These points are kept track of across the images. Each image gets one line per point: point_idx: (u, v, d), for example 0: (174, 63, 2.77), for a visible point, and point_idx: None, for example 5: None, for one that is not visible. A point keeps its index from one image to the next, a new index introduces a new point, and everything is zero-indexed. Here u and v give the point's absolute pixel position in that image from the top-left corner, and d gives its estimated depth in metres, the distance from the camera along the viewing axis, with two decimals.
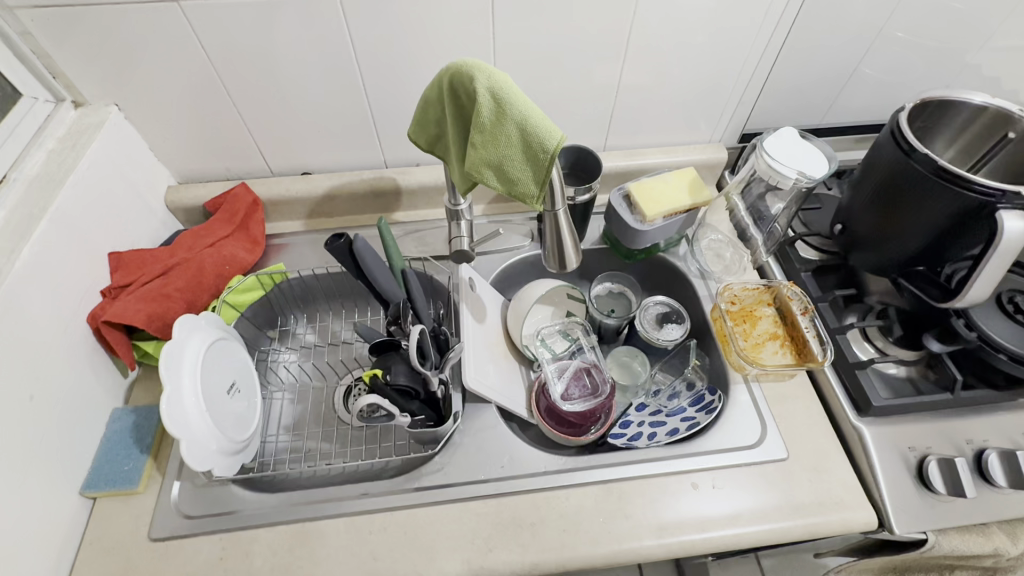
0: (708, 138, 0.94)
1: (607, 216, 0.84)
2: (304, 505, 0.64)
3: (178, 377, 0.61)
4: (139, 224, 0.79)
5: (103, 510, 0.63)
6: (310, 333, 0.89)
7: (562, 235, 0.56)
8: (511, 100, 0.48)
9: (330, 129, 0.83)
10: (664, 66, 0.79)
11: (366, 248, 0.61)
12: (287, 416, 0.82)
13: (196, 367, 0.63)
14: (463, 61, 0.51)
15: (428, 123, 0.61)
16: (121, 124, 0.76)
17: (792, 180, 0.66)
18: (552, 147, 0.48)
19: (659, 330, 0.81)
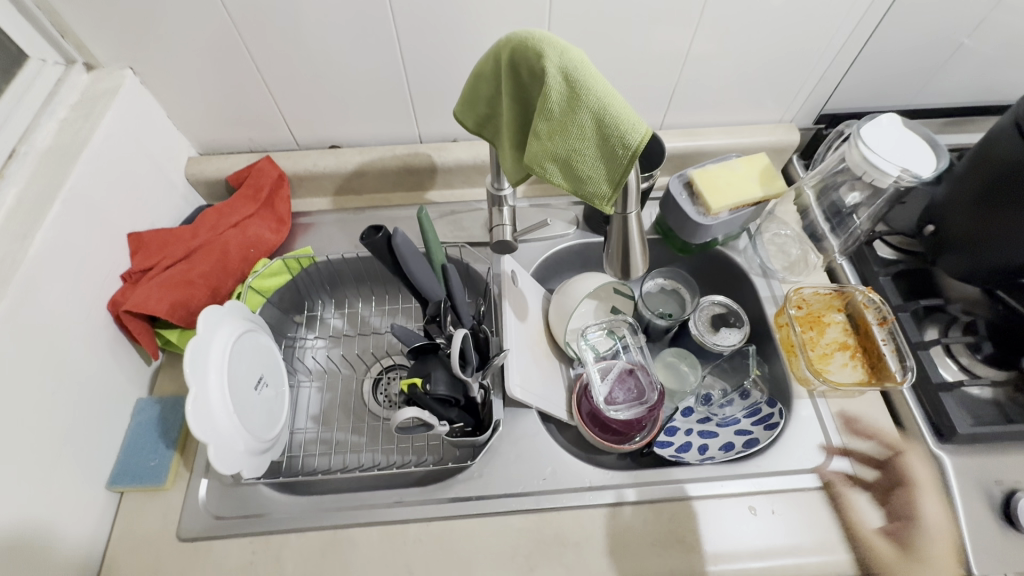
0: (777, 118, 0.84)
1: (662, 204, 0.76)
2: (336, 511, 0.61)
3: (204, 374, 0.56)
4: (160, 200, 0.73)
5: (131, 506, 0.61)
6: (338, 319, 0.85)
7: (630, 241, 0.49)
8: (587, 83, 0.40)
9: (361, 99, 0.75)
10: (741, 34, 0.69)
11: (406, 243, 0.55)
12: (315, 405, 0.78)
13: (223, 363, 0.58)
14: (529, 33, 0.43)
15: (478, 102, 0.53)
16: (137, 89, 0.69)
17: (894, 178, 0.57)
18: (634, 143, 0.40)
19: (714, 334, 0.74)
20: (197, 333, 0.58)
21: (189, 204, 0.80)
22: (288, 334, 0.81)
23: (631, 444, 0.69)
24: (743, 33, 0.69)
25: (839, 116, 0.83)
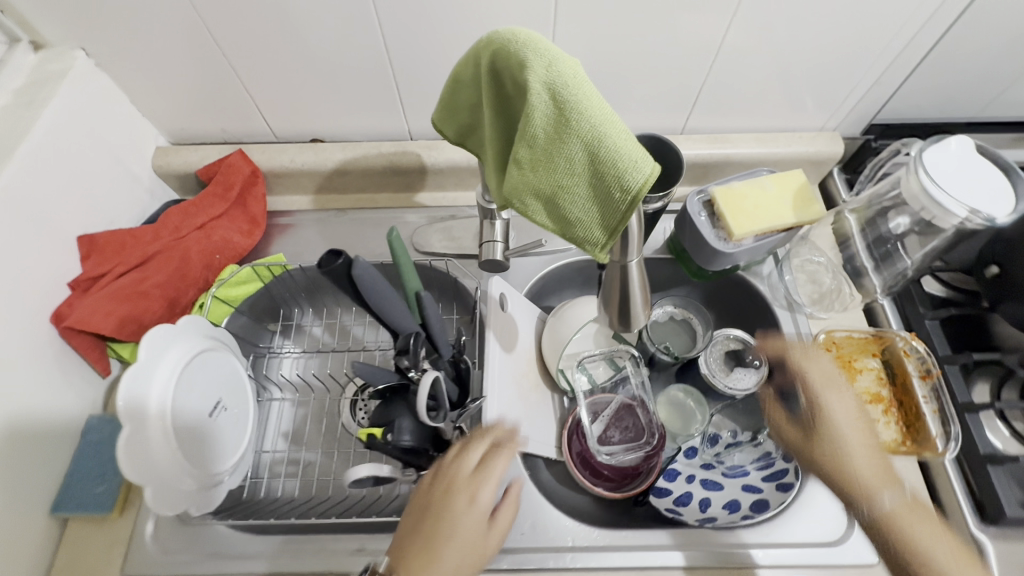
0: (818, 125, 0.73)
1: (677, 223, 0.66)
2: (293, 556, 0.56)
3: (143, 406, 0.50)
4: (121, 196, 0.67)
5: (74, 536, 0.57)
6: (317, 327, 0.78)
7: (631, 293, 0.41)
8: (580, 105, 0.31)
9: (342, 90, 0.67)
10: (785, 28, 0.59)
11: (369, 271, 0.47)
12: (286, 421, 0.72)
13: (167, 393, 0.52)
14: (513, 33, 0.34)
15: (459, 110, 0.44)
16: (91, 73, 0.62)
17: (960, 218, 0.47)
18: (637, 185, 0.31)
19: (728, 375, 0.67)
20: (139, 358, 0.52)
21: (157, 198, 0.73)
22: (262, 343, 0.75)
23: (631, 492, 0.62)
24: (785, 27, 0.59)
25: (891, 125, 0.72)
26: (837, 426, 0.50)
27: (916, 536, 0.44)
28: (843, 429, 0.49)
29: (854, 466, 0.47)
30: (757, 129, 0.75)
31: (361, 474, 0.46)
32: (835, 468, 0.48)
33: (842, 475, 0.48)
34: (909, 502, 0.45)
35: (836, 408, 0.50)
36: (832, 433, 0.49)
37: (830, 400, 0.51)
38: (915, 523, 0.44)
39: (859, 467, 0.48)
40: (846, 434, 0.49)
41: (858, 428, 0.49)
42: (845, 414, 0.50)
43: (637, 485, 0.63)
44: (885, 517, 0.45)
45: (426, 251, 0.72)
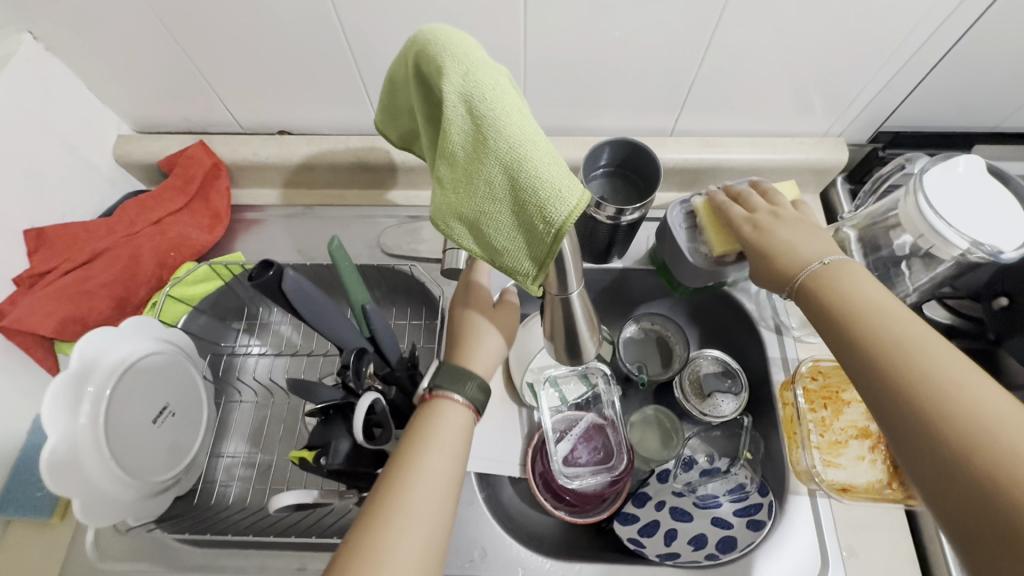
0: (820, 129, 0.67)
1: (659, 236, 0.62)
2: (232, 570, 0.54)
3: (73, 416, 0.49)
4: (76, 187, 0.64)
5: (17, 538, 0.56)
6: (285, 324, 0.73)
7: (576, 326, 0.37)
8: (497, 124, 0.27)
9: (306, 80, 0.63)
10: (781, 23, 0.53)
11: (303, 285, 0.44)
12: (248, 423, 0.67)
13: (100, 403, 0.51)
14: (436, 35, 0.30)
15: (399, 113, 0.40)
16: (40, 58, 0.59)
17: (962, 250, 0.42)
18: (560, 219, 0.27)
19: (704, 400, 0.62)
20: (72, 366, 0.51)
21: (119, 189, 0.71)
22: (226, 342, 0.71)
23: (600, 516, 0.58)
24: (783, 22, 0.53)
25: (903, 132, 0.66)
26: (778, 230, 0.47)
27: (878, 312, 0.37)
28: (790, 239, 0.46)
29: (925, 348, 0.33)
30: (754, 131, 0.69)
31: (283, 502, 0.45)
32: (883, 360, 0.34)
33: (887, 368, 0.34)
34: (958, 367, 0.32)
35: (784, 233, 0.46)
36: (773, 242, 0.46)
37: (779, 223, 0.47)
38: (964, 386, 0.31)
39: (902, 325, 0.35)
40: (789, 239, 0.46)
41: (815, 247, 0.44)
42: (796, 234, 0.46)
43: (603, 509, 0.59)
44: (813, 280, 0.42)
45: (391, 254, 0.68)
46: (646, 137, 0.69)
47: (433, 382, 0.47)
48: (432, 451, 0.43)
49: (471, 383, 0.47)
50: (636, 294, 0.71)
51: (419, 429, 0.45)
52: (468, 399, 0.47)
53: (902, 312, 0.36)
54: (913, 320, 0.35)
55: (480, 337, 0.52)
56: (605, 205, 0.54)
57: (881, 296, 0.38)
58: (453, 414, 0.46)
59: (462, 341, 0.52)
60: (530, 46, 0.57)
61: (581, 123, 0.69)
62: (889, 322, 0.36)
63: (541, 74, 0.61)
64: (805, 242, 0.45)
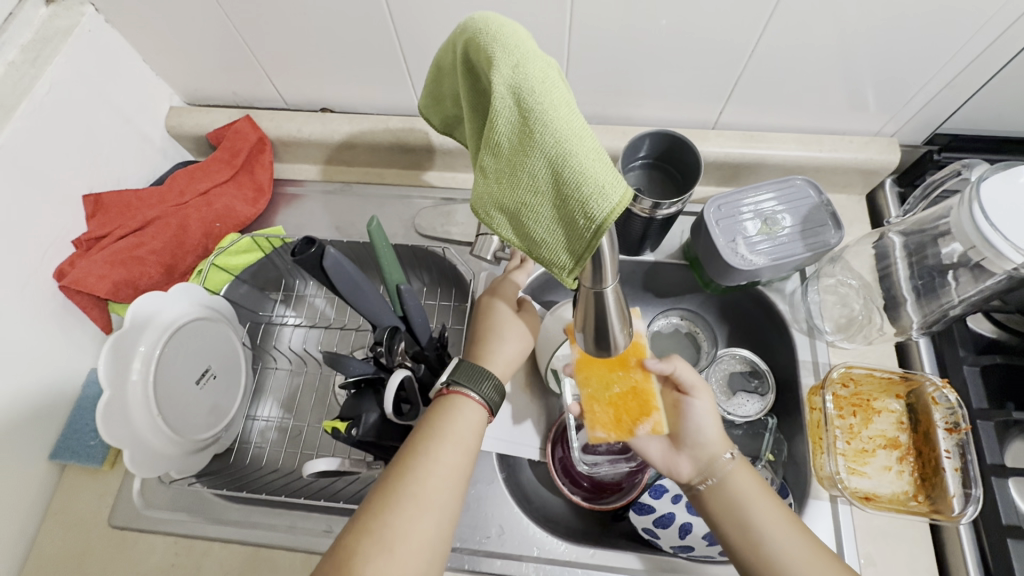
0: (870, 129, 0.65)
1: (693, 231, 0.62)
2: (263, 527, 0.57)
3: (125, 372, 0.53)
4: (131, 157, 0.67)
5: (72, 482, 0.60)
6: (320, 298, 0.75)
7: (606, 321, 0.37)
8: (544, 116, 0.28)
9: (351, 59, 0.64)
10: (839, 16, 0.51)
11: (342, 263, 0.45)
12: (282, 389, 0.70)
13: (149, 363, 0.54)
14: (489, 23, 0.31)
15: (445, 99, 0.41)
16: (101, 29, 0.61)
17: (1017, 264, 0.41)
18: (600, 214, 0.27)
19: (730, 398, 0.62)
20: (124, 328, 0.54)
21: (169, 159, 0.74)
22: (264, 311, 0.73)
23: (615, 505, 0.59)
24: (842, 14, 0.51)
25: (962, 135, 0.63)
26: (700, 425, 0.52)
27: (758, 516, 0.48)
28: (695, 423, 0.53)
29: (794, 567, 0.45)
30: (801, 128, 0.67)
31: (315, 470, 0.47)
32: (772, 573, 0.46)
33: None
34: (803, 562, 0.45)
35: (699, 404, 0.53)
36: (683, 443, 0.53)
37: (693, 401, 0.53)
38: None
39: (754, 503, 0.49)
40: (694, 428, 0.53)
41: (717, 432, 0.53)
42: (701, 414, 0.53)
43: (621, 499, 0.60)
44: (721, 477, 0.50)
45: (424, 234, 0.69)
46: (688, 129, 0.68)
47: (452, 377, 0.50)
48: (448, 444, 0.46)
49: (489, 382, 0.50)
50: (665, 288, 0.71)
51: (438, 422, 0.48)
52: (486, 398, 0.50)
53: (755, 496, 0.49)
54: (759, 500, 0.49)
55: (496, 335, 0.55)
56: (641, 198, 0.53)
57: (755, 495, 0.49)
58: (467, 410, 0.49)
59: (482, 341, 0.55)
60: (575, 31, 0.57)
61: (622, 111, 0.68)
62: (764, 521, 0.48)
63: (584, 61, 0.61)
64: (707, 424, 0.53)
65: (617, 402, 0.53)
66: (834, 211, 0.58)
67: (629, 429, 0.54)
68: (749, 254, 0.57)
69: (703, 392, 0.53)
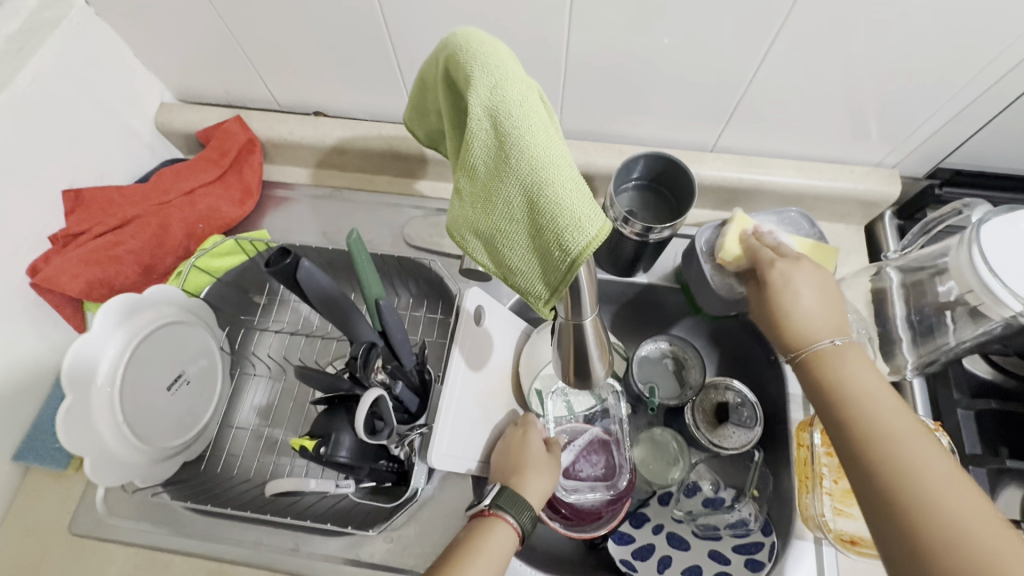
0: (873, 159, 0.64)
1: (685, 256, 0.61)
2: (228, 542, 0.55)
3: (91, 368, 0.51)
4: (115, 152, 0.66)
5: (34, 484, 0.58)
6: (303, 305, 0.73)
7: (586, 350, 0.36)
8: (519, 141, 0.26)
9: (345, 64, 0.63)
10: (841, 46, 0.50)
11: (317, 276, 0.44)
12: (259, 397, 0.68)
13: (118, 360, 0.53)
14: (470, 38, 0.30)
15: (428, 114, 0.40)
16: (90, 22, 0.60)
17: (1015, 312, 0.39)
18: (575, 247, 0.26)
19: (715, 430, 0.60)
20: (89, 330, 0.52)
21: (157, 155, 0.72)
22: (245, 315, 0.71)
23: (592, 531, 0.55)
24: (846, 43, 0.50)
25: (965, 170, 0.61)
26: (780, 303, 0.45)
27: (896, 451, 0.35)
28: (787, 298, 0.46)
29: (899, 444, 0.35)
30: (800, 155, 0.66)
31: (280, 489, 0.45)
32: (876, 463, 0.35)
33: (878, 470, 0.35)
34: (921, 447, 0.35)
35: (798, 280, 0.45)
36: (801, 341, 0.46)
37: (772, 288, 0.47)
38: (944, 495, 0.32)
39: (883, 415, 0.37)
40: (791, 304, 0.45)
41: (823, 312, 0.44)
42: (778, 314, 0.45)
43: (604, 526, 0.56)
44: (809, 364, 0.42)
45: (412, 245, 0.68)
46: (685, 150, 0.67)
47: (495, 500, 0.46)
48: (480, 563, 0.42)
49: (525, 511, 0.47)
50: (658, 310, 0.69)
51: (468, 539, 0.44)
52: (522, 527, 0.46)
53: (888, 403, 0.38)
54: (892, 409, 0.37)
55: (533, 464, 0.51)
56: (633, 220, 0.52)
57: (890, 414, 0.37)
58: (505, 538, 0.44)
59: (515, 468, 0.51)
60: (573, 46, 0.55)
61: (619, 129, 0.67)
62: (874, 405, 0.38)
63: (581, 78, 0.60)
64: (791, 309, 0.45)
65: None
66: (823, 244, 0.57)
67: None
68: (739, 285, 0.55)
69: (783, 279, 0.46)
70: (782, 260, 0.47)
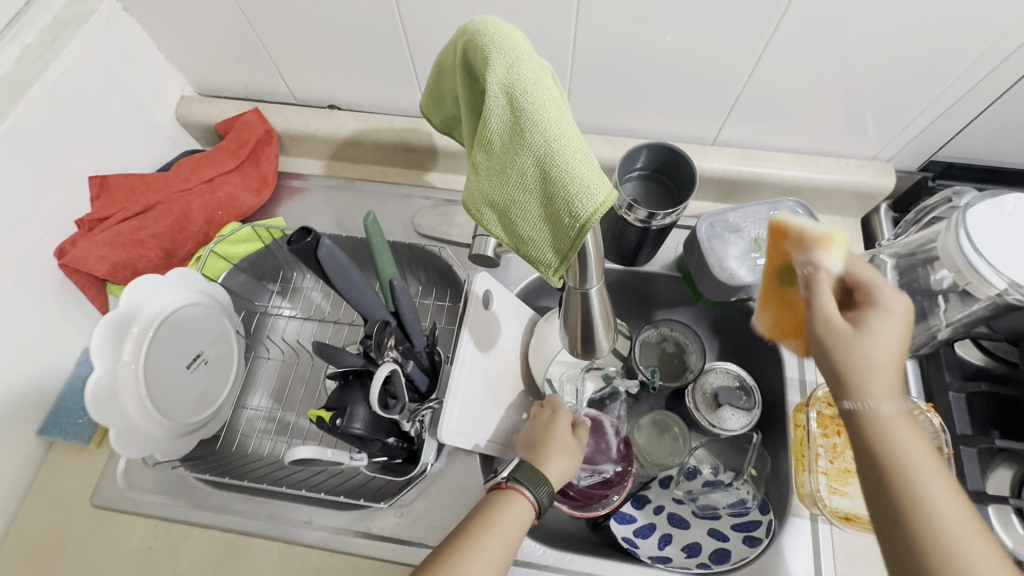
0: (868, 153, 0.66)
1: (686, 245, 0.63)
2: (243, 515, 0.57)
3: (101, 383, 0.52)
4: (139, 142, 0.69)
5: (57, 459, 0.60)
6: (317, 292, 0.75)
7: (591, 319, 0.38)
8: (533, 116, 0.29)
9: (361, 59, 0.66)
10: (837, 41, 0.52)
11: (336, 255, 0.46)
12: (273, 380, 0.71)
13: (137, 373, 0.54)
14: (487, 24, 0.32)
15: (444, 100, 0.42)
16: (118, 17, 0.63)
17: (1000, 289, 0.41)
18: (584, 213, 0.28)
19: (714, 411, 0.62)
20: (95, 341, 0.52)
21: (177, 146, 0.75)
22: (259, 301, 0.74)
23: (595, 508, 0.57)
24: (841, 39, 0.52)
25: (957, 163, 0.63)
26: (857, 343, 0.37)
27: (914, 490, 0.34)
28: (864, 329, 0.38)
29: (939, 516, 0.33)
30: (798, 149, 0.68)
31: (298, 457, 0.47)
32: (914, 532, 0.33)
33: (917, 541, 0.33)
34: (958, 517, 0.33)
35: (876, 323, 0.38)
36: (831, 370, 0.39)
37: (867, 321, 0.38)
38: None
39: (926, 479, 0.34)
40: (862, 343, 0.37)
41: (888, 357, 0.37)
42: (871, 349, 0.37)
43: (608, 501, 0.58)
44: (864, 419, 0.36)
45: (422, 233, 0.70)
46: (687, 144, 0.69)
47: (514, 475, 0.48)
48: (492, 534, 0.44)
49: (544, 487, 0.48)
50: (660, 298, 0.71)
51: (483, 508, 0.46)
52: (539, 501, 0.48)
53: (927, 463, 0.34)
54: (931, 470, 0.34)
55: (558, 442, 0.54)
56: (637, 207, 0.54)
57: (908, 435, 0.35)
58: (517, 510, 0.46)
59: (540, 448, 0.53)
60: (580, 42, 0.58)
61: (624, 123, 0.69)
62: (919, 469, 0.34)
63: (588, 73, 0.62)
64: (874, 345, 0.37)
65: (789, 309, 0.47)
66: None
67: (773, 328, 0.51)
68: (736, 270, 0.58)
69: (892, 318, 0.38)
70: (874, 293, 0.40)
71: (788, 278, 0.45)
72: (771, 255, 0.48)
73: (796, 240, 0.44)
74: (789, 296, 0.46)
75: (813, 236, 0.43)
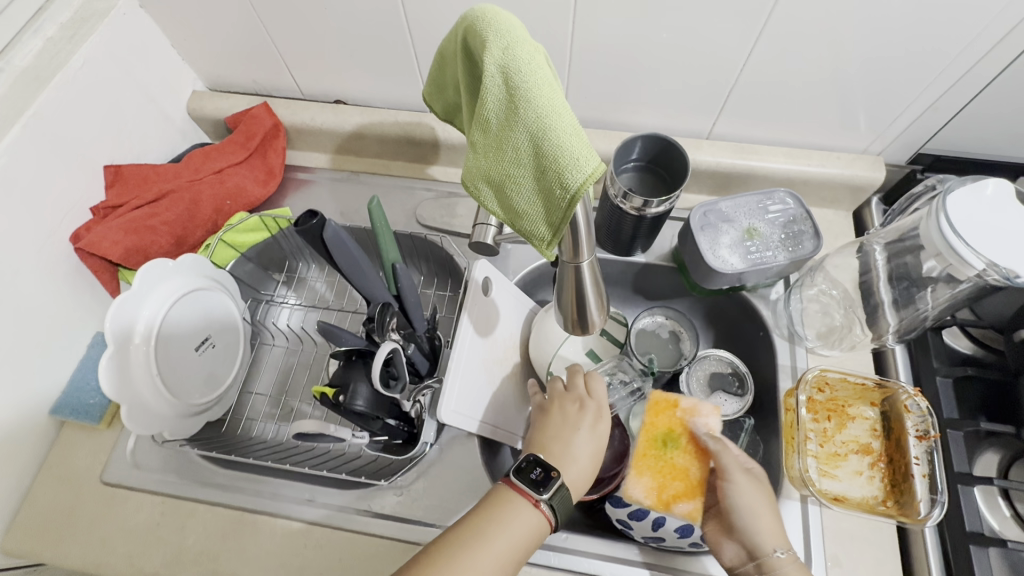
0: (859, 147, 0.68)
1: (680, 236, 0.64)
2: (248, 493, 0.59)
3: (117, 369, 0.54)
4: (152, 135, 0.71)
5: (69, 437, 0.62)
6: (320, 282, 0.77)
7: (584, 293, 0.40)
8: (527, 95, 0.30)
9: (366, 55, 0.68)
10: (824, 36, 0.54)
11: (341, 236, 0.48)
12: (278, 367, 0.72)
13: (150, 357, 0.56)
14: (484, 11, 0.34)
15: (445, 88, 0.45)
16: (134, 13, 0.65)
17: (978, 270, 0.43)
18: (574, 185, 0.30)
19: (708, 397, 0.63)
20: (110, 328, 0.54)
21: (187, 139, 0.77)
22: (265, 290, 0.76)
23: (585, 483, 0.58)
24: (830, 33, 0.54)
25: (945, 155, 0.65)
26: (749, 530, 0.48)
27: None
28: (735, 508, 0.49)
29: None
30: (792, 143, 0.70)
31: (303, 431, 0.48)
32: None
33: None
34: None
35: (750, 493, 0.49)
36: (732, 527, 0.50)
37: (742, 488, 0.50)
38: None
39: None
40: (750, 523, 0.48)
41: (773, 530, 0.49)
42: (752, 508, 0.49)
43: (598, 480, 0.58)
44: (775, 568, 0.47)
45: (424, 224, 0.72)
46: (683, 138, 0.71)
47: (549, 495, 0.45)
48: (509, 549, 0.43)
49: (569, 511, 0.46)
50: (656, 289, 0.73)
51: (510, 518, 0.44)
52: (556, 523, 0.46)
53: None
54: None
55: (590, 459, 0.51)
56: (632, 196, 0.56)
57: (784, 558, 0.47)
58: (538, 528, 0.45)
59: (566, 452, 0.50)
60: (577, 37, 0.60)
61: (621, 117, 0.71)
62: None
63: (585, 68, 0.64)
64: (755, 514, 0.49)
65: (668, 472, 0.53)
66: (811, 223, 0.60)
67: (640, 476, 0.52)
68: (728, 258, 0.60)
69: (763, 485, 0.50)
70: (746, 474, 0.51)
71: (674, 443, 0.54)
72: (655, 421, 0.55)
73: (686, 409, 0.55)
74: (669, 459, 0.53)
75: (709, 405, 0.54)
